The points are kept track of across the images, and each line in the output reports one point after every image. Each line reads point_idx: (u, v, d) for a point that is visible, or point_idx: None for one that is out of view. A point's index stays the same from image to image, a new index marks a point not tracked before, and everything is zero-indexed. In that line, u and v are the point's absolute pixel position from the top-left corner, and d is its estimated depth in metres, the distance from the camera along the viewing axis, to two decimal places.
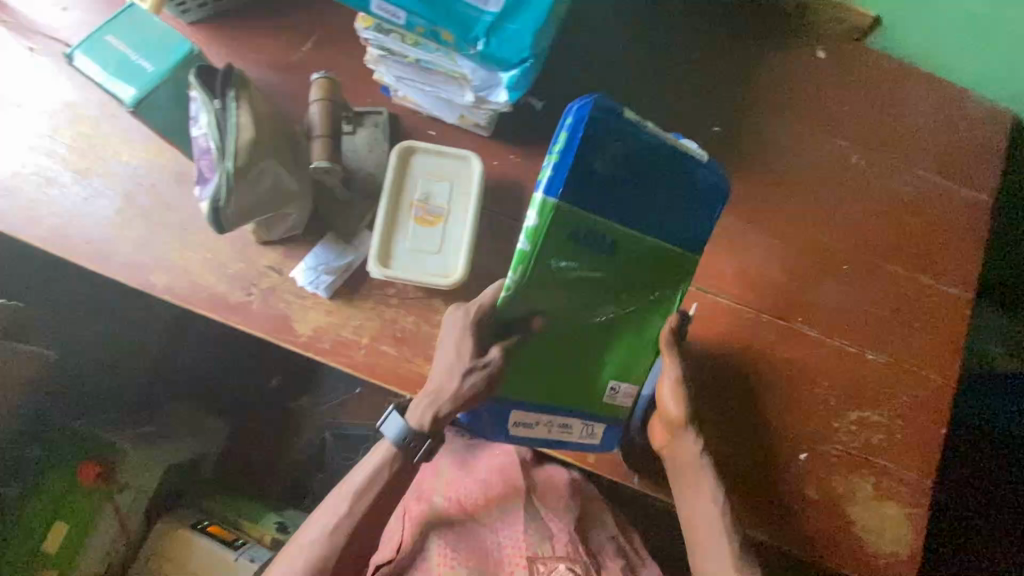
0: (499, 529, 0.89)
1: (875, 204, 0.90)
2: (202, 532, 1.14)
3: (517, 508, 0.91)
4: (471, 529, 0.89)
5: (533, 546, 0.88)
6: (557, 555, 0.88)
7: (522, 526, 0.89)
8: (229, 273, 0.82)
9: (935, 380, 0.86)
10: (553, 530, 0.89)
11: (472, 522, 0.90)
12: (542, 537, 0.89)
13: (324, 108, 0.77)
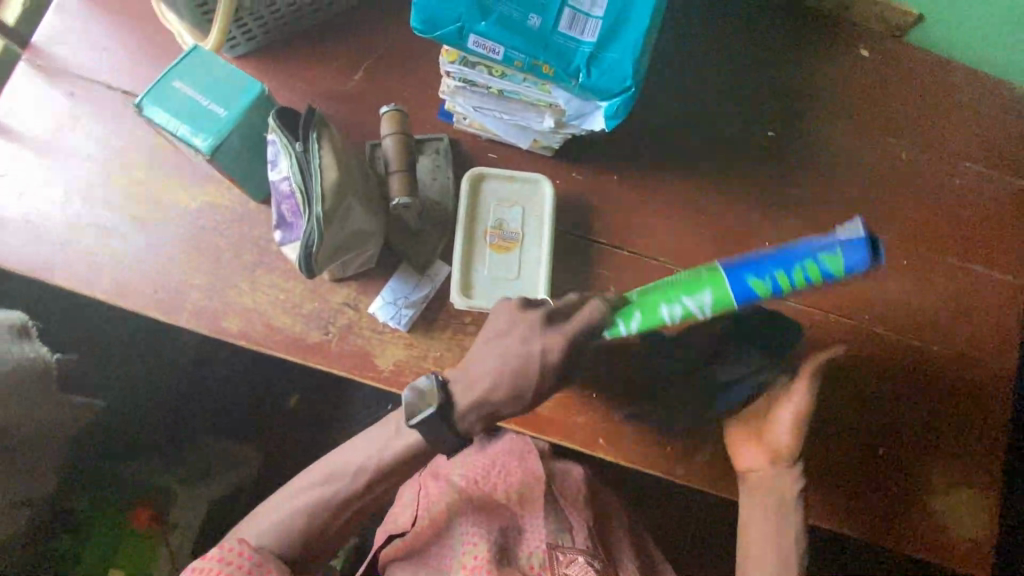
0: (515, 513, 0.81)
1: (927, 198, 0.92)
2: None
3: (537, 492, 0.82)
4: (489, 510, 0.81)
5: (551, 536, 0.79)
6: (576, 547, 0.78)
7: (541, 515, 0.81)
8: (304, 313, 0.80)
9: (998, 367, 0.89)
10: (573, 522, 0.81)
11: (489, 504, 0.82)
12: (560, 527, 0.80)
13: (398, 142, 0.76)
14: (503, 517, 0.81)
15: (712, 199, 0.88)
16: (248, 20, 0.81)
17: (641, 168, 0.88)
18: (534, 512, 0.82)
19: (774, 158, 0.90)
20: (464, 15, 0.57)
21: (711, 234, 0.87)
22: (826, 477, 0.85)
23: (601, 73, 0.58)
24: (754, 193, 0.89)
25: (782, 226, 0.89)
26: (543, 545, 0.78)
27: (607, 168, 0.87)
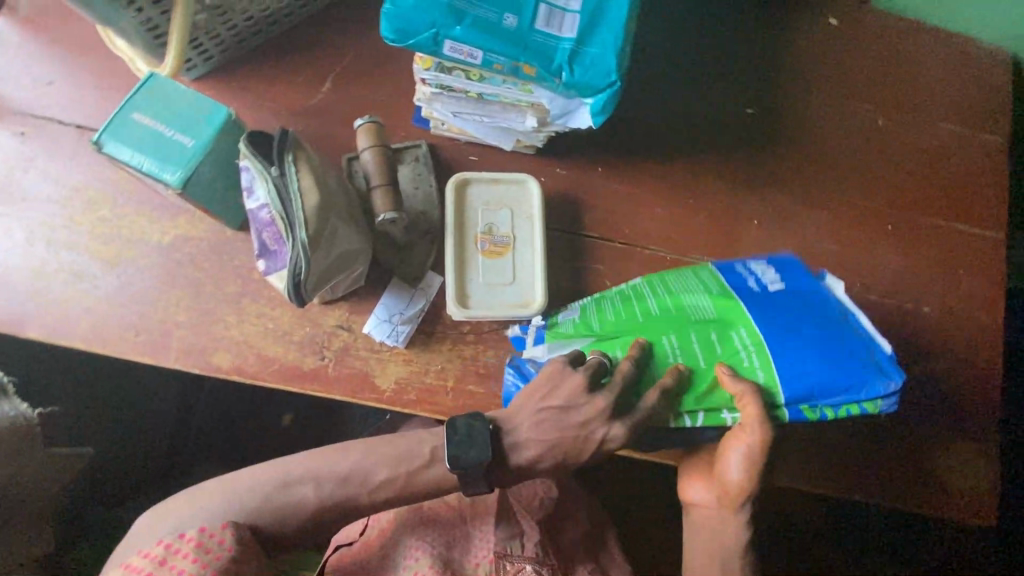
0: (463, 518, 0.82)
1: (905, 161, 0.93)
2: None
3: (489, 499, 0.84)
4: (440, 516, 0.82)
5: (500, 542, 0.80)
6: (525, 555, 0.79)
7: (490, 522, 0.82)
8: (296, 339, 0.78)
9: (986, 321, 0.91)
10: (524, 525, 0.82)
11: (441, 510, 0.82)
12: (511, 532, 0.81)
13: (378, 155, 0.73)
14: (451, 522, 0.82)
15: (698, 183, 0.87)
16: (204, 40, 0.77)
17: (625, 157, 0.86)
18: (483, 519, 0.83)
19: (755, 135, 0.90)
20: (437, 20, 0.55)
21: (700, 218, 0.87)
22: (832, 446, 0.86)
23: (585, 69, 0.56)
24: (738, 172, 0.88)
25: (770, 202, 0.89)
26: (489, 553, 0.80)
27: (591, 161, 0.86)
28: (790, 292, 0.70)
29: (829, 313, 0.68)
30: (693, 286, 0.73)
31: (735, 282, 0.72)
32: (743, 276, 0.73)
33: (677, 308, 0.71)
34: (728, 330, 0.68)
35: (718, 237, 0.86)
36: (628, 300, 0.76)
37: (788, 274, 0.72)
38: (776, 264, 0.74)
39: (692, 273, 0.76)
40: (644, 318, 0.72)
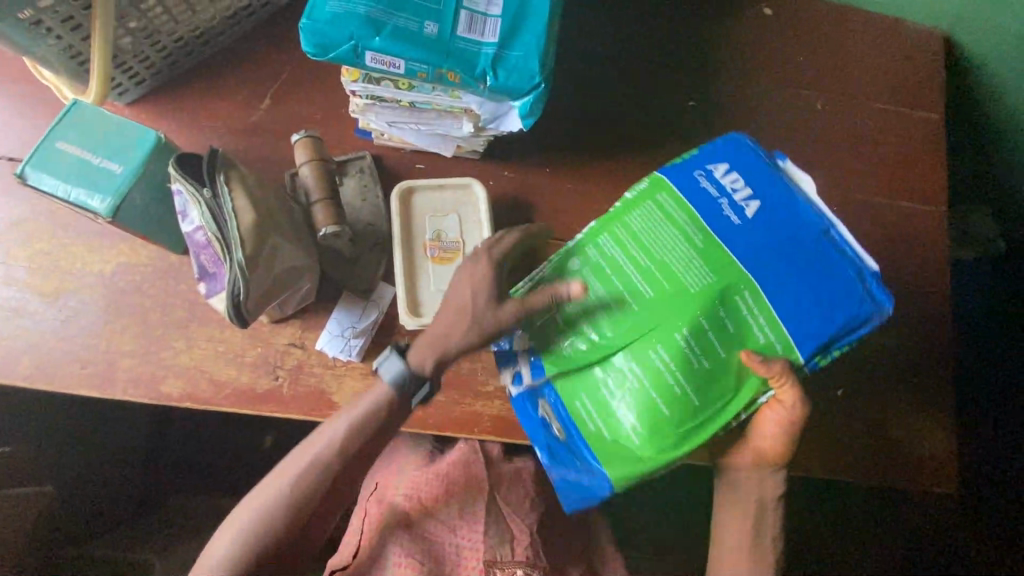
0: (451, 525, 0.80)
1: (845, 143, 0.95)
2: None
3: (478, 504, 0.81)
4: (427, 526, 0.80)
5: (489, 548, 0.78)
6: (515, 559, 0.77)
7: (481, 527, 0.79)
8: (249, 361, 0.77)
9: (933, 293, 0.93)
10: (515, 530, 0.80)
11: (428, 520, 0.80)
12: (502, 538, 0.79)
13: (316, 169, 0.72)
14: (438, 532, 0.80)
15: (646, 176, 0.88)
16: (132, 63, 0.76)
17: (571, 156, 0.87)
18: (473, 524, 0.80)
19: (697, 127, 0.92)
20: (355, 31, 0.54)
21: None
22: None
23: (508, 72, 0.56)
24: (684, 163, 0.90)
25: None
26: (480, 560, 0.77)
27: (537, 162, 0.86)
28: (766, 212, 0.66)
29: (812, 229, 0.64)
30: (676, 238, 0.66)
31: (711, 214, 0.66)
32: (715, 198, 0.67)
33: (671, 280, 0.65)
34: (735, 298, 0.63)
35: None
36: (613, 285, 0.67)
37: (758, 186, 0.67)
38: (739, 170, 0.68)
39: (659, 207, 0.68)
40: (638, 302, 0.66)
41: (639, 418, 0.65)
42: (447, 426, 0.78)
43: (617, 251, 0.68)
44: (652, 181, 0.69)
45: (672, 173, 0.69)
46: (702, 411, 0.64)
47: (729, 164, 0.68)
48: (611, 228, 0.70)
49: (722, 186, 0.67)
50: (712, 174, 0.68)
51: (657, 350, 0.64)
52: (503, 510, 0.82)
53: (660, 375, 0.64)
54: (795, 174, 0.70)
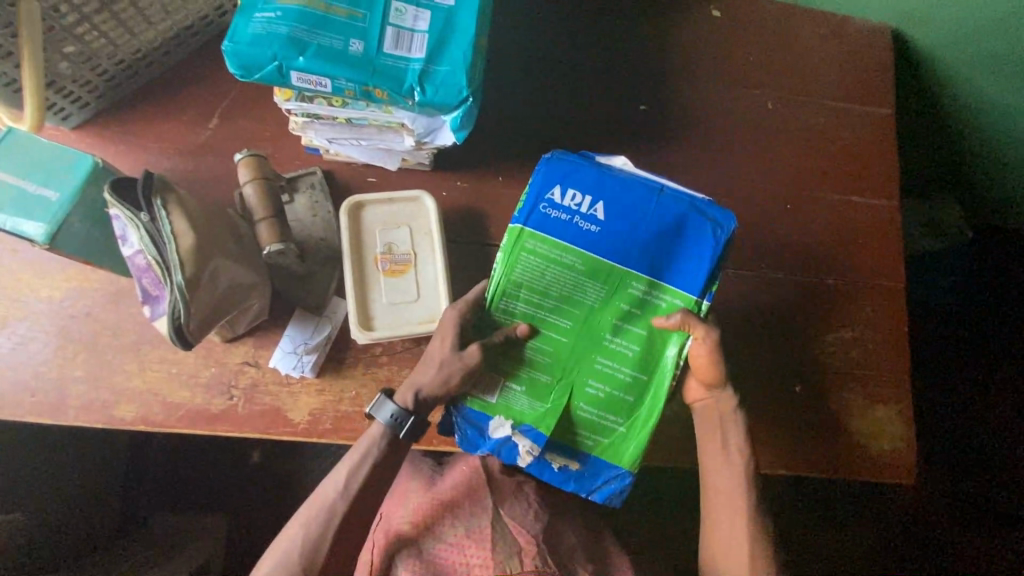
0: (458, 545, 0.76)
1: (797, 140, 0.96)
2: None
3: (484, 520, 0.77)
4: (436, 548, 0.76)
5: (499, 563, 0.73)
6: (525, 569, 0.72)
7: (488, 545, 0.75)
8: (203, 382, 0.77)
9: (887, 286, 0.94)
10: (522, 542, 0.75)
11: (436, 543, 0.77)
12: (509, 553, 0.74)
13: (259, 188, 0.72)
14: (448, 554, 0.76)
15: None
16: (72, 88, 0.75)
17: (522, 166, 0.88)
18: (482, 540, 0.76)
19: (647, 131, 0.93)
20: (279, 51, 0.55)
21: None
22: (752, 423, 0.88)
23: (435, 87, 0.57)
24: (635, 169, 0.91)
25: None
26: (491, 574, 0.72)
27: (488, 171, 0.87)
28: (613, 206, 0.69)
29: (645, 197, 0.68)
30: (561, 274, 0.68)
31: (575, 237, 0.68)
32: (569, 221, 0.68)
33: (575, 305, 0.68)
34: (632, 290, 0.68)
35: None
36: (537, 335, 0.69)
37: (597, 190, 0.69)
38: (572, 182, 0.69)
39: (531, 255, 0.68)
40: (561, 337, 0.69)
41: (621, 418, 0.69)
42: None
43: (524, 307, 0.69)
44: (511, 234, 0.69)
45: (519, 215, 0.69)
46: (657, 383, 0.69)
47: (561, 184, 0.69)
48: (503, 290, 0.69)
49: (568, 207, 0.68)
50: (553, 200, 0.68)
51: (599, 362, 0.69)
52: (508, 525, 0.77)
53: (613, 379, 0.69)
54: (613, 159, 0.72)
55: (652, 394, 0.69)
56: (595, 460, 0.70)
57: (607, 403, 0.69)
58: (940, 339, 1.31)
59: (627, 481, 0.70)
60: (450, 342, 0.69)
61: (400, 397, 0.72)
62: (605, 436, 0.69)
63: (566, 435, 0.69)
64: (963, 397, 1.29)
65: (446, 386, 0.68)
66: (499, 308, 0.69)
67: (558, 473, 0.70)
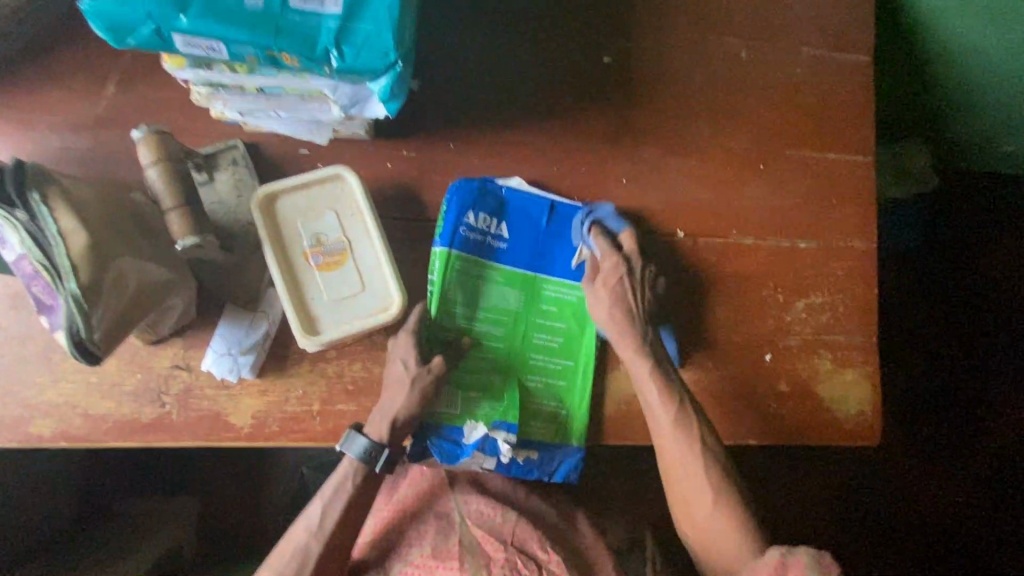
0: (419, 566, 0.74)
1: (771, 92, 0.90)
2: None
3: (448, 537, 0.75)
4: (397, 569, 0.74)
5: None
6: None
7: (456, 563, 0.73)
8: (128, 390, 0.69)
9: (859, 247, 0.91)
10: (491, 550, 0.74)
11: (398, 564, 0.75)
12: (477, 566, 0.72)
13: (165, 170, 0.63)
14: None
15: (555, 149, 0.82)
16: None
17: (474, 132, 0.80)
18: (446, 557, 0.73)
19: (612, 87, 0.85)
20: (154, 9, 0.45)
21: (560, 186, 0.82)
22: (720, 395, 0.86)
23: (356, 48, 0.48)
24: (596, 131, 0.84)
25: (636, 157, 0.85)
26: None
27: (436, 140, 0.79)
28: (517, 224, 0.79)
29: (541, 215, 0.80)
30: (485, 287, 0.77)
31: (491, 256, 0.78)
32: (483, 243, 0.77)
33: (502, 313, 0.77)
34: (546, 291, 0.79)
35: (583, 201, 0.82)
36: (479, 345, 0.76)
37: (503, 212, 0.78)
38: (481, 207, 0.77)
39: (459, 273, 0.75)
40: (497, 343, 0.77)
41: (561, 402, 0.78)
42: None
43: (460, 320, 0.76)
44: (439, 259, 0.74)
45: (441, 239, 0.75)
46: (584, 363, 0.79)
47: (472, 208, 0.76)
48: (442, 306, 0.75)
49: (482, 229, 0.77)
50: (469, 224, 0.76)
51: (532, 358, 0.78)
52: (477, 534, 0.75)
53: (547, 370, 0.78)
54: (510, 179, 0.80)
55: (584, 378, 0.79)
56: (550, 446, 0.78)
57: (548, 394, 0.78)
58: (920, 291, 1.27)
59: (579, 455, 0.78)
60: (411, 361, 0.71)
61: (372, 429, 0.71)
62: (553, 423, 0.78)
63: (523, 429, 0.77)
64: (940, 349, 1.26)
65: (422, 402, 0.71)
66: (438, 324, 0.75)
67: (523, 467, 0.77)
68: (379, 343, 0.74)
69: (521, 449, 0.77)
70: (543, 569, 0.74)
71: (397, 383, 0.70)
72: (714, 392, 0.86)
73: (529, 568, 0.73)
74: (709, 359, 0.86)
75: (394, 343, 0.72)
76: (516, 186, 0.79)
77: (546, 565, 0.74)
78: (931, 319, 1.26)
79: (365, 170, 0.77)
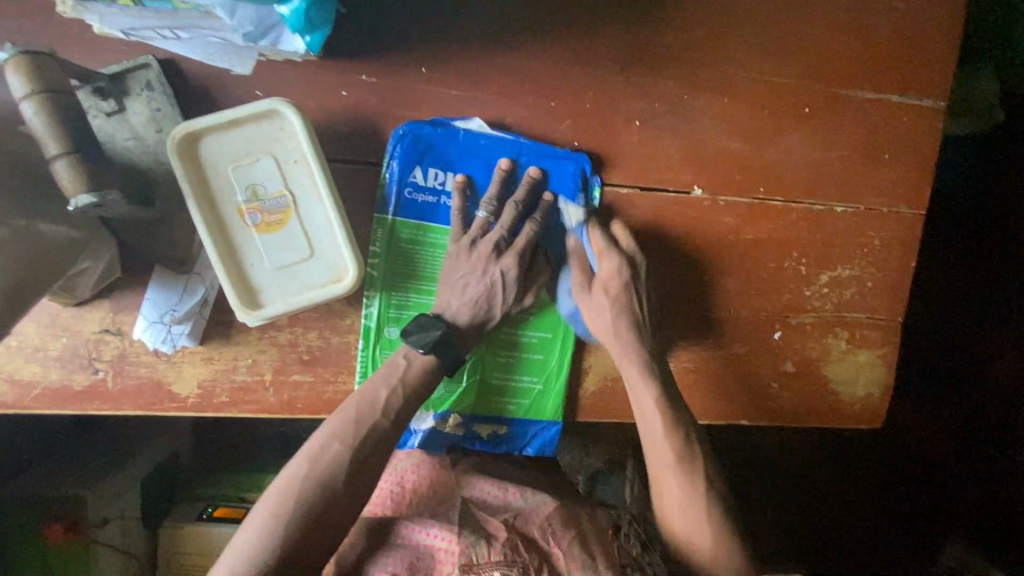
0: (424, 523, 0.65)
1: (834, 11, 0.71)
2: (212, 519, 0.99)
3: (452, 508, 0.69)
4: (403, 523, 0.66)
5: (464, 548, 0.61)
6: (491, 559, 0.61)
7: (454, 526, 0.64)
8: (55, 356, 0.62)
9: (905, 214, 0.78)
10: (492, 527, 0.65)
11: (401, 521, 0.66)
12: (477, 534, 0.64)
13: (46, 107, 0.48)
14: (412, 534, 0.65)
15: (553, 78, 0.66)
16: None
17: (452, 54, 0.64)
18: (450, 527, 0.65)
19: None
20: None
21: (556, 127, 0.68)
22: (718, 374, 0.78)
23: None
24: (604, 56, 0.67)
25: (653, 91, 0.69)
26: (456, 560, 0.61)
27: (403, 62, 0.63)
28: (475, 177, 0.67)
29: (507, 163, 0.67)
30: (437, 255, 0.67)
31: (447, 216, 0.67)
32: (435, 203, 0.66)
33: None
34: None
35: (581, 146, 0.68)
36: None
37: (461, 164, 0.66)
38: (431, 161, 0.65)
39: (407, 243, 0.66)
40: None
41: (535, 376, 0.72)
42: (321, 409, 0.67)
43: (413, 297, 0.67)
44: (382, 226, 0.65)
45: (386, 204, 0.65)
46: (564, 334, 0.72)
47: (420, 164, 0.65)
48: (387, 280, 0.66)
49: (433, 188, 0.66)
50: (416, 183, 0.65)
51: (502, 332, 0.71)
52: (478, 514, 0.67)
53: (516, 344, 0.71)
54: (470, 121, 0.65)
55: (559, 352, 0.72)
56: (519, 421, 0.73)
57: (514, 370, 0.72)
58: (974, 251, 1.09)
59: (557, 429, 0.74)
60: (513, 272, 0.66)
61: (344, 407, 0.62)
62: (524, 397, 0.72)
63: (485, 406, 0.72)
64: (954, 317, 1.11)
65: (389, 380, 0.63)
66: (390, 295, 0.67)
67: (488, 441, 0.73)
68: (337, 309, 0.66)
69: (489, 426, 0.72)
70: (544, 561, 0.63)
71: (389, 366, 0.63)
72: (714, 368, 0.78)
73: (530, 553, 0.63)
74: (713, 337, 0.77)
75: (479, 237, 0.66)
76: (478, 130, 0.65)
77: (549, 558, 0.64)
78: (969, 281, 1.10)
79: (315, 102, 0.62)
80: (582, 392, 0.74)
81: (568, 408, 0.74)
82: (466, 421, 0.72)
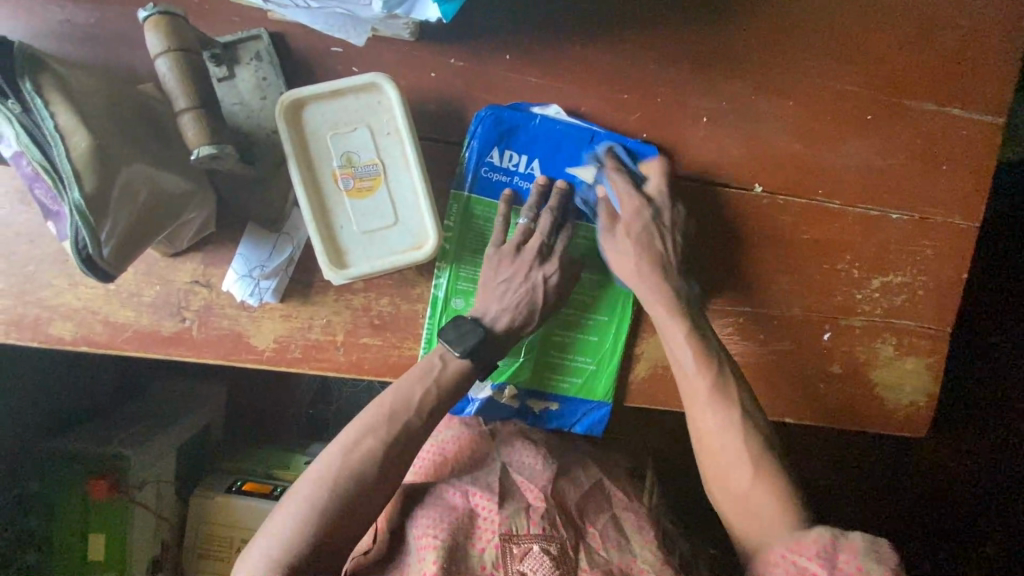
0: (465, 487, 0.68)
1: (898, 24, 0.74)
2: (240, 492, 1.00)
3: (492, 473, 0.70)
4: (441, 487, 0.68)
5: (505, 520, 0.65)
6: (530, 533, 0.64)
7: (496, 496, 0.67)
8: (148, 302, 0.66)
9: (958, 225, 0.79)
10: (530, 498, 0.68)
11: (440, 483, 0.69)
12: (517, 509, 0.67)
13: (178, 64, 0.53)
14: (453, 496, 0.67)
15: (627, 72, 0.70)
16: None
17: (535, 44, 0.68)
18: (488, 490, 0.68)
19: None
20: None
21: (627, 118, 0.71)
22: (765, 371, 0.80)
23: None
24: (677, 55, 0.70)
25: (722, 91, 0.72)
26: (496, 529, 0.64)
27: (489, 49, 0.67)
28: (547, 161, 0.70)
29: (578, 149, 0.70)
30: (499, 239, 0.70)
31: (518, 197, 0.70)
32: (508, 183, 0.70)
33: None
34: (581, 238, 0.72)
35: (650, 138, 0.71)
36: None
37: (534, 147, 0.69)
38: (508, 143, 0.69)
39: (477, 222, 0.70)
40: None
41: (589, 357, 0.74)
42: (386, 372, 0.70)
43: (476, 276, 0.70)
44: (457, 203, 0.69)
45: (462, 180, 0.68)
46: (615, 322, 0.74)
47: (497, 144, 0.68)
48: (449, 261, 0.69)
49: (507, 168, 0.69)
50: (492, 163, 0.69)
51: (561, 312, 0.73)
52: (515, 479, 0.70)
53: (574, 324, 0.74)
54: (547, 107, 0.69)
55: (610, 338, 0.74)
56: (570, 399, 0.75)
57: (568, 351, 0.74)
58: None
59: (606, 411, 0.76)
60: (553, 278, 0.69)
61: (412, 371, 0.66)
62: (577, 376, 0.75)
63: (539, 382, 0.74)
64: None
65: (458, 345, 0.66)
66: (459, 269, 0.70)
67: (538, 417, 0.76)
68: (409, 278, 0.69)
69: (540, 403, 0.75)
70: (580, 533, 0.67)
71: (459, 333, 0.66)
72: (762, 365, 0.80)
73: (567, 528, 0.66)
74: (763, 333, 0.79)
75: (520, 242, 0.68)
76: (553, 116, 0.69)
77: (584, 533, 0.67)
78: None
79: (405, 80, 0.66)
80: (634, 376, 0.76)
81: (619, 391, 0.76)
82: (521, 395, 0.74)
